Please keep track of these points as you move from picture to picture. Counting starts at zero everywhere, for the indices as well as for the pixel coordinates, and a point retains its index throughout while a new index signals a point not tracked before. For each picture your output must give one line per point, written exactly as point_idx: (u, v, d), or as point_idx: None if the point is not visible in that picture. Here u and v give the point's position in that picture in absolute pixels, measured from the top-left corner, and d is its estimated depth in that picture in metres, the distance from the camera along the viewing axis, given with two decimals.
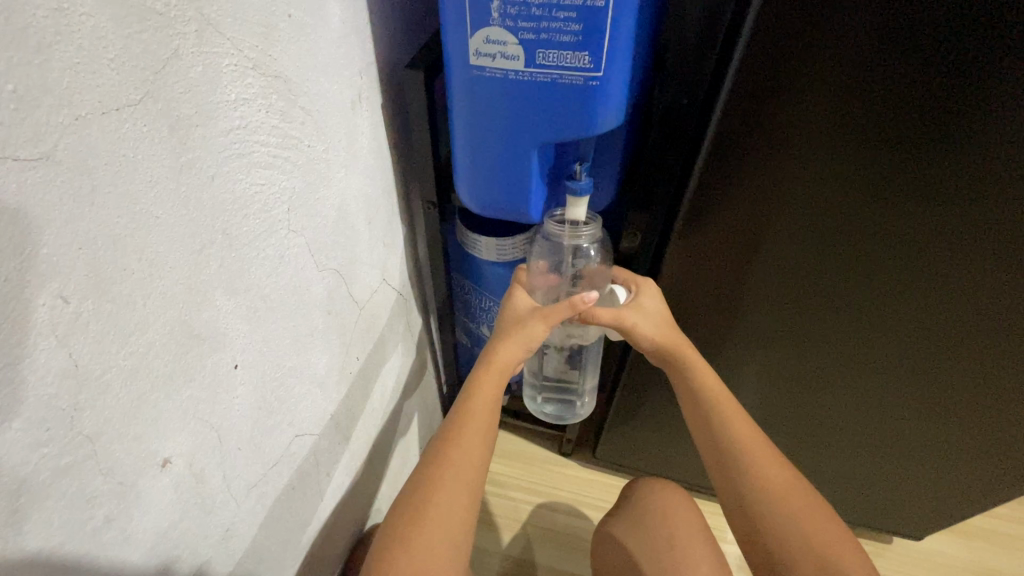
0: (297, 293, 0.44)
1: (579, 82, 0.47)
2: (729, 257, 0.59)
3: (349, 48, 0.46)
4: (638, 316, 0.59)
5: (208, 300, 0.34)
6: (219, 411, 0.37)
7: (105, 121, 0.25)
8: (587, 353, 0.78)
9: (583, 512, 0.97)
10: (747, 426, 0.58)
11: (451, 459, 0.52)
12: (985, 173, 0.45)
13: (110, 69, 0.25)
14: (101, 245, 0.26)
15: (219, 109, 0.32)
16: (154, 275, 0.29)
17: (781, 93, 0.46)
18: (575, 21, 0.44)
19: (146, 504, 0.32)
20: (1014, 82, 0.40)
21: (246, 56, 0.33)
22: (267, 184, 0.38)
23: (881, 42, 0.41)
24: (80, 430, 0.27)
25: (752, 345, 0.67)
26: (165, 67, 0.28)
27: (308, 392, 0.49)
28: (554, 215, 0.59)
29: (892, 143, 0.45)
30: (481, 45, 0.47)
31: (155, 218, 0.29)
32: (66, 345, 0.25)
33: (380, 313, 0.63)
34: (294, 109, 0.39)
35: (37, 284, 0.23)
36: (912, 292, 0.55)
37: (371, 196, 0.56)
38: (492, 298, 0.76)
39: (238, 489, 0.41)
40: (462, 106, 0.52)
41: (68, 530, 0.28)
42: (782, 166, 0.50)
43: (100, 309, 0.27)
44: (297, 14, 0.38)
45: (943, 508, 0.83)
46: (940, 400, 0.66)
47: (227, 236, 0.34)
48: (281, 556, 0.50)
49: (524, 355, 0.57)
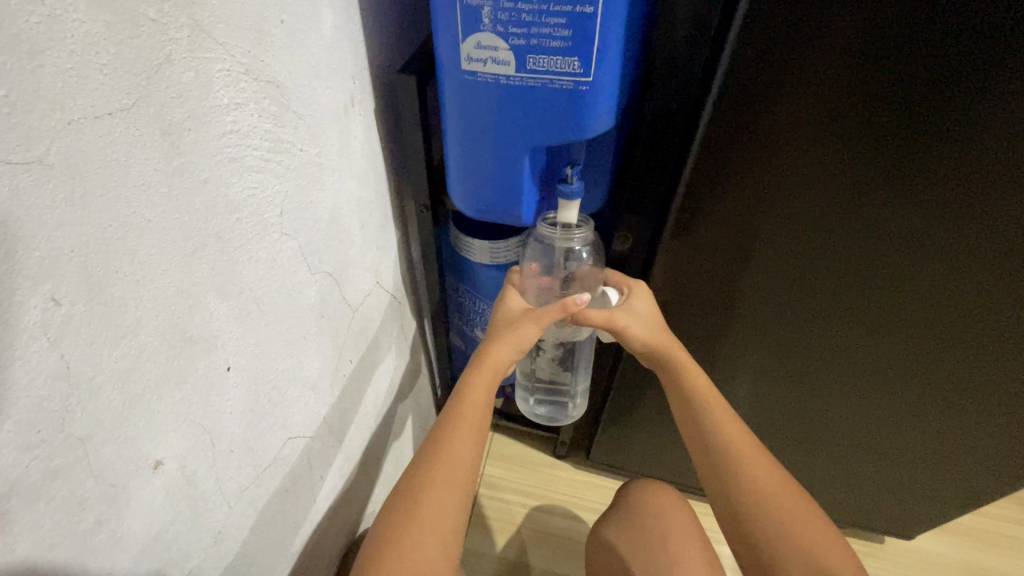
0: (290, 297, 0.44)
1: (569, 87, 0.48)
2: (720, 258, 0.59)
3: (341, 52, 0.47)
4: (629, 317, 0.60)
5: (201, 303, 0.34)
6: (211, 413, 0.37)
7: (97, 126, 0.25)
8: (580, 355, 0.78)
9: (576, 515, 0.97)
10: (733, 423, 0.59)
11: (444, 459, 0.52)
12: (980, 169, 0.45)
13: (102, 75, 0.25)
14: (91, 247, 0.26)
15: (211, 114, 0.32)
16: (145, 278, 0.29)
17: (771, 95, 0.46)
18: (565, 27, 0.45)
19: (137, 506, 0.33)
20: (1007, 78, 0.41)
21: (238, 61, 0.34)
22: (260, 188, 0.38)
23: (870, 44, 0.41)
24: (71, 432, 0.27)
25: (744, 346, 0.67)
26: (158, 72, 0.28)
27: (300, 396, 0.49)
28: (546, 218, 0.60)
29: (884, 141, 0.46)
30: (472, 51, 0.48)
31: (147, 221, 0.29)
32: (58, 347, 0.25)
33: (373, 316, 0.63)
34: (286, 113, 0.40)
35: (27, 287, 0.24)
36: (904, 290, 0.56)
37: (364, 199, 0.56)
38: (485, 301, 0.77)
39: (231, 492, 0.41)
40: (454, 111, 0.53)
41: (59, 532, 0.28)
42: (771, 167, 0.50)
43: (92, 311, 0.27)
44: (290, 19, 0.39)
45: (937, 508, 0.83)
46: (933, 399, 0.66)
47: (219, 240, 0.34)
48: (273, 559, 0.50)
49: (516, 357, 0.58)
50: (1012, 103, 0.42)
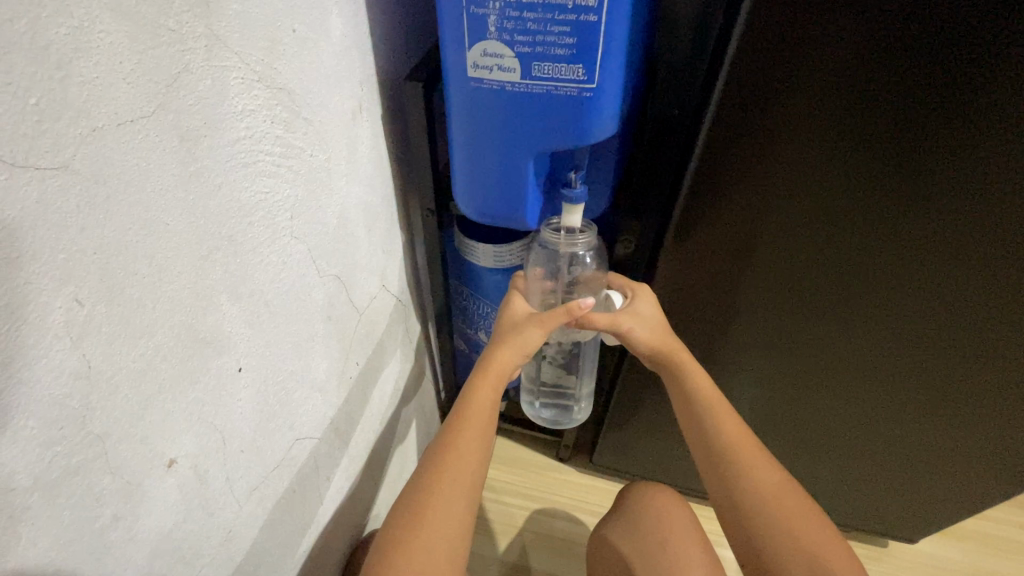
0: (299, 299, 0.45)
1: (573, 93, 0.49)
2: (722, 263, 0.60)
3: (350, 59, 0.48)
4: (633, 320, 0.60)
5: (213, 304, 0.35)
6: (223, 413, 0.38)
7: (118, 133, 0.26)
8: (583, 358, 0.79)
9: (579, 518, 0.98)
10: (736, 425, 0.59)
11: (450, 462, 0.53)
12: (978, 172, 0.46)
13: (125, 83, 0.26)
14: (113, 250, 0.27)
15: (226, 120, 0.33)
16: (163, 280, 0.30)
17: (772, 101, 0.47)
18: (569, 35, 0.46)
19: (151, 504, 0.33)
20: (1004, 83, 0.41)
21: (252, 69, 0.35)
22: (271, 192, 0.39)
23: (869, 51, 0.42)
24: (91, 429, 0.28)
25: (747, 349, 0.68)
26: (177, 81, 0.29)
27: (308, 398, 0.50)
28: (550, 223, 0.61)
29: (880, 147, 0.47)
30: (479, 58, 0.48)
31: (165, 225, 0.30)
32: (80, 347, 0.26)
33: (379, 319, 0.64)
34: (296, 119, 0.41)
35: (53, 289, 0.24)
36: (903, 293, 0.56)
37: (371, 204, 0.57)
38: (489, 305, 0.78)
39: (240, 492, 0.42)
40: (459, 117, 0.53)
41: (78, 528, 0.29)
42: (771, 173, 0.51)
43: (112, 312, 0.28)
44: (301, 28, 0.40)
45: (939, 512, 0.84)
46: (934, 403, 0.67)
47: (232, 243, 0.35)
48: (280, 559, 0.50)
49: (521, 360, 0.58)
50: (1010, 108, 0.42)
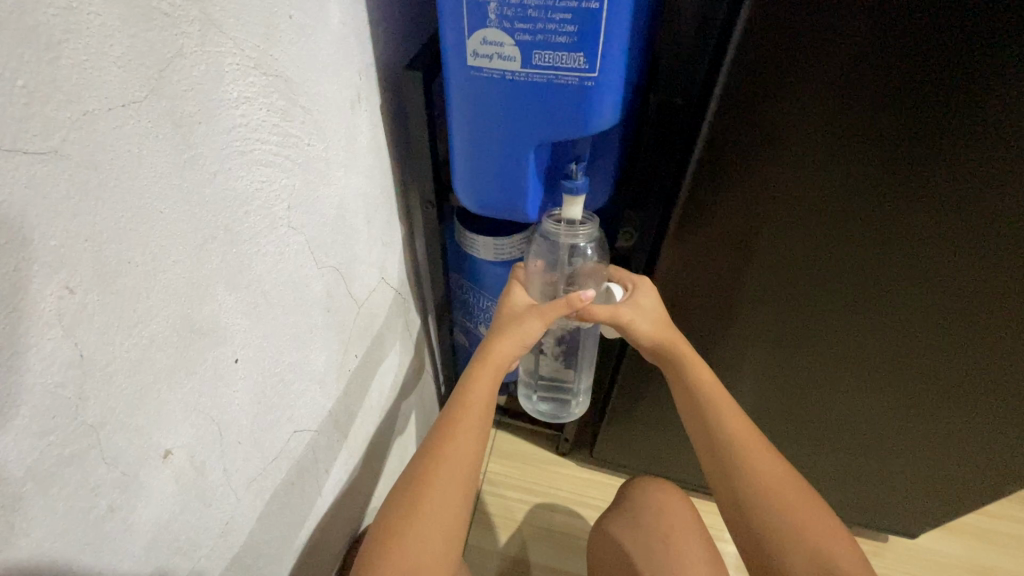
0: (297, 291, 0.45)
1: (574, 82, 0.48)
2: (724, 256, 0.59)
3: (349, 48, 0.47)
4: (634, 312, 0.60)
5: (209, 295, 0.34)
6: (220, 404, 0.38)
7: (111, 118, 0.26)
8: (583, 352, 0.79)
9: (579, 511, 0.98)
10: (735, 413, 0.59)
11: (447, 453, 0.53)
12: (984, 170, 0.45)
13: (116, 67, 0.26)
14: (106, 237, 0.26)
15: (221, 108, 0.33)
16: (157, 268, 0.30)
17: (773, 94, 0.46)
18: (570, 23, 0.45)
19: (147, 495, 0.33)
20: (1012, 77, 0.40)
21: (247, 56, 0.34)
22: (269, 182, 0.39)
23: (873, 45, 0.42)
24: (84, 419, 0.28)
25: (748, 344, 0.67)
26: (170, 65, 0.29)
27: (307, 390, 0.49)
28: (551, 215, 0.60)
29: (884, 142, 0.46)
30: (479, 46, 0.48)
31: (160, 213, 0.29)
32: (73, 335, 0.26)
33: (379, 311, 0.64)
34: (294, 108, 0.40)
35: (41, 276, 0.24)
36: (904, 288, 0.56)
37: (370, 194, 0.57)
38: (489, 298, 0.77)
39: (239, 483, 0.42)
40: (459, 107, 0.53)
41: (71, 519, 0.28)
42: (772, 166, 0.50)
43: (105, 301, 0.27)
44: (297, 15, 0.39)
45: (936, 508, 0.84)
46: (934, 399, 0.67)
47: (228, 233, 0.35)
48: (279, 551, 0.50)
49: (520, 351, 0.58)
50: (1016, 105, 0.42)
